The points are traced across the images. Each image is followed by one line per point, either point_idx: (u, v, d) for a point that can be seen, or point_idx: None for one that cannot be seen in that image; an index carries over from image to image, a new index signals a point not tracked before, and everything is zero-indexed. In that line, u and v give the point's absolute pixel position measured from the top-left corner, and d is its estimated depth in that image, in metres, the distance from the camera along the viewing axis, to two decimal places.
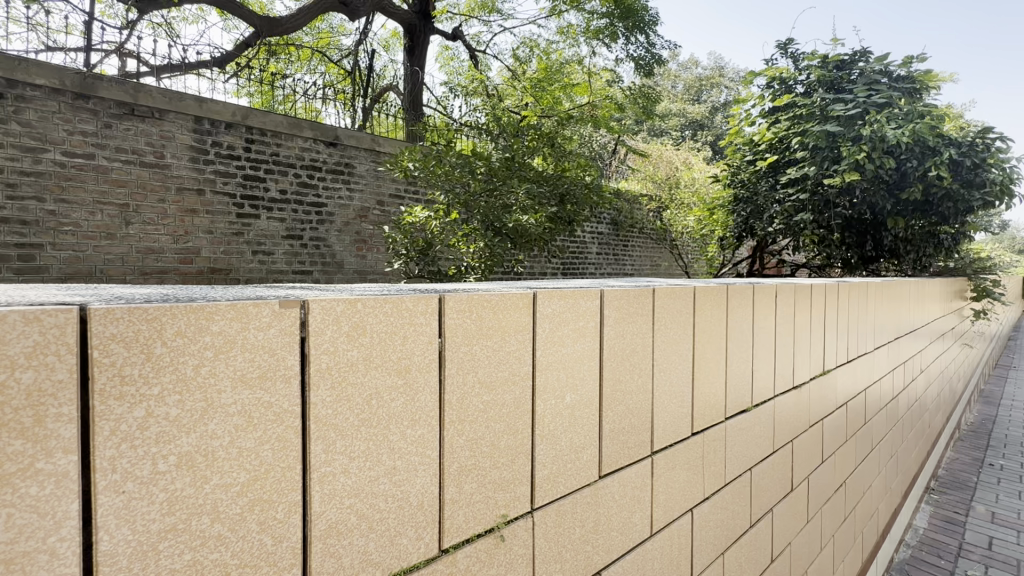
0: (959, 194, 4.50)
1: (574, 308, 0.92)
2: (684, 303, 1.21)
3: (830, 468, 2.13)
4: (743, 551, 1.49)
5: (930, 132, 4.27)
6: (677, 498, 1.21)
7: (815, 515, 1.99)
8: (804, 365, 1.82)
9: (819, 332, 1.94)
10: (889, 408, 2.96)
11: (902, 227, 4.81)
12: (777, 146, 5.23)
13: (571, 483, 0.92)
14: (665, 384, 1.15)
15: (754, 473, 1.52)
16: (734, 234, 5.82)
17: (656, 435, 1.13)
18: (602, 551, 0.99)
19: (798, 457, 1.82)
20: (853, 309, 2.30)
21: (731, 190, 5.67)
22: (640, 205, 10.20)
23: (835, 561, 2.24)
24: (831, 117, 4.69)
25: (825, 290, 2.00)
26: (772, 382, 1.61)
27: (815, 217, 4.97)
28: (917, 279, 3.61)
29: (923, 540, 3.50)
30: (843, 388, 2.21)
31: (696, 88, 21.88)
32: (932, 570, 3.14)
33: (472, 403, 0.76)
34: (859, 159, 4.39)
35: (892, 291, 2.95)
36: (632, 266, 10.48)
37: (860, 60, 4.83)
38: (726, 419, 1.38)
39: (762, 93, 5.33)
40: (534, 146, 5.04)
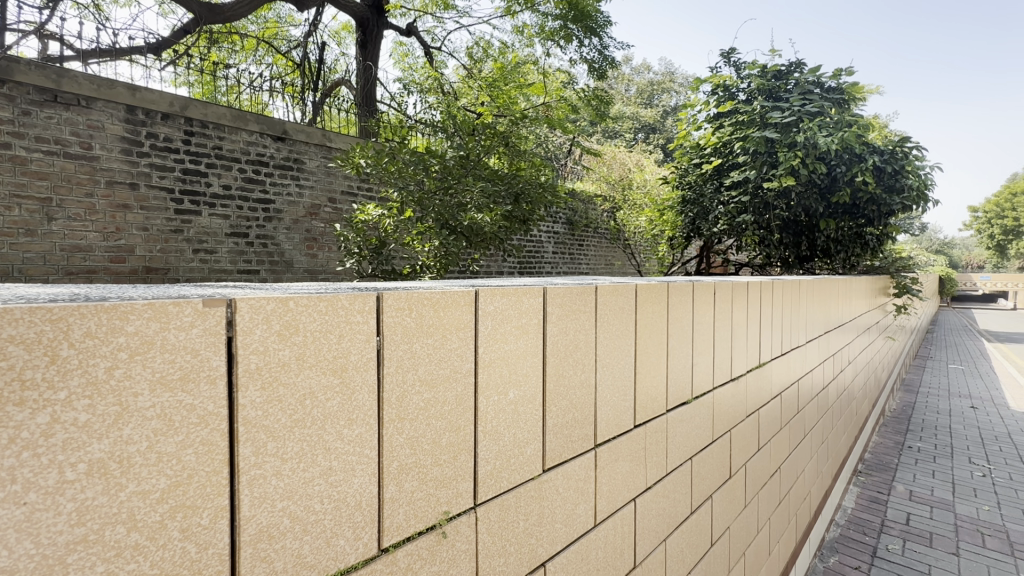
0: (881, 198, 4.88)
1: (517, 306, 0.94)
2: (626, 300, 1.25)
3: (766, 455, 2.26)
4: (684, 538, 1.56)
5: (857, 140, 4.60)
6: (620, 487, 1.25)
7: (753, 499, 2.11)
8: (741, 358, 1.93)
9: (756, 327, 2.06)
10: (821, 398, 3.17)
11: (833, 228, 5.15)
12: (722, 150, 5.49)
13: (514, 478, 0.94)
14: (608, 379, 1.19)
15: (695, 463, 1.60)
16: (683, 234, 6.06)
17: (599, 429, 1.16)
18: (546, 542, 1.01)
19: (736, 446, 1.92)
20: (786, 306, 2.45)
21: (679, 192, 5.91)
22: (595, 204, 10.49)
23: (772, 543, 2.38)
24: (770, 124, 4.98)
25: (760, 287, 2.12)
26: (711, 374, 1.69)
27: (756, 218, 5.26)
28: (846, 277, 3.89)
29: (852, 519, 3.77)
30: (778, 379, 2.35)
31: (648, 92, 22.61)
32: (859, 547, 3.39)
33: (412, 400, 0.76)
34: (793, 165, 4.69)
35: (823, 288, 3.16)
36: (588, 265, 10.74)
37: (796, 71, 5.14)
38: (667, 411, 1.44)
39: (707, 99, 5.57)
40: (489, 144, 5.05)
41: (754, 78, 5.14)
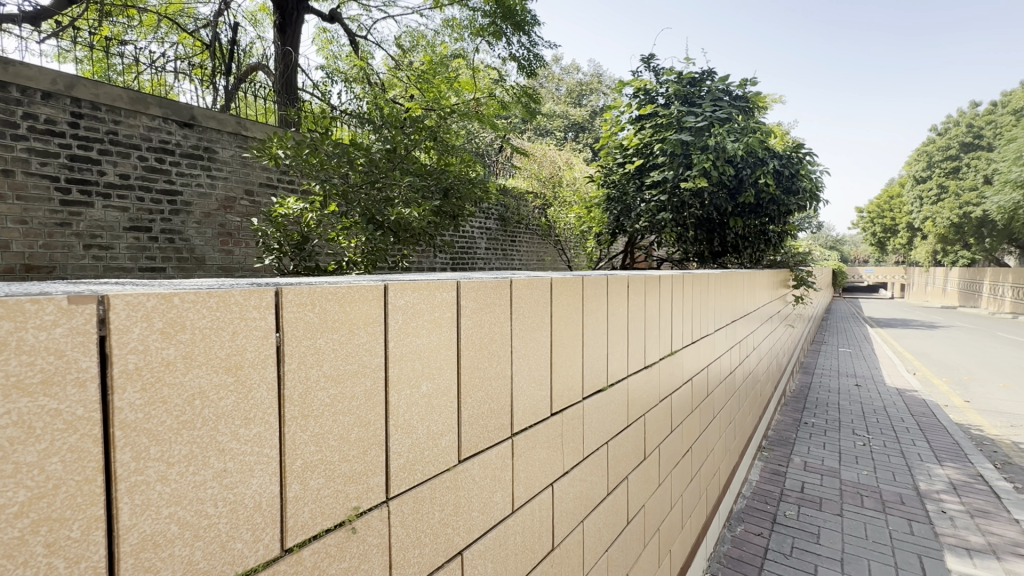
0: (780, 198, 5.40)
1: (429, 299, 0.95)
2: (541, 293, 1.30)
3: (679, 436, 2.43)
4: (601, 518, 1.65)
5: (759, 145, 5.05)
6: (538, 473, 1.30)
7: (666, 478, 2.26)
8: (653, 347, 2.06)
9: (668, 317, 2.22)
10: (728, 382, 3.45)
11: (741, 225, 5.59)
12: (643, 152, 5.78)
13: (429, 470, 0.95)
14: (525, 369, 1.24)
15: (611, 447, 1.69)
16: (609, 230, 6.33)
17: (516, 419, 1.20)
18: (462, 532, 1.03)
19: (650, 429, 2.05)
20: (696, 298, 2.65)
21: (605, 190, 6.17)
22: (526, 201, 10.69)
23: (684, 517, 2.57)
24: (685, 127, 5.33)
25: (672, 280, 2.27)
26: (625, 363, 1.80)
27: (674, 215, 5.58)
28: (750, 271, 4.26)
29: (756, 491, 4.15)
30: (688, 365, 2.53)
31: (577, 92, 23.31)
32: (761, 515, 3.74)
33: (317, 397, 0.75)
34: (705, 167, 5.05)
35: (729, 281, 3.44)
36: (520, 260, 10.98)
37: (708, 79, 5.51)
38: (583, 400, 1.51)
39: (630, 101, 5.84)
40: (418, 139, 5.00)
41: (671, 83, 5.47)
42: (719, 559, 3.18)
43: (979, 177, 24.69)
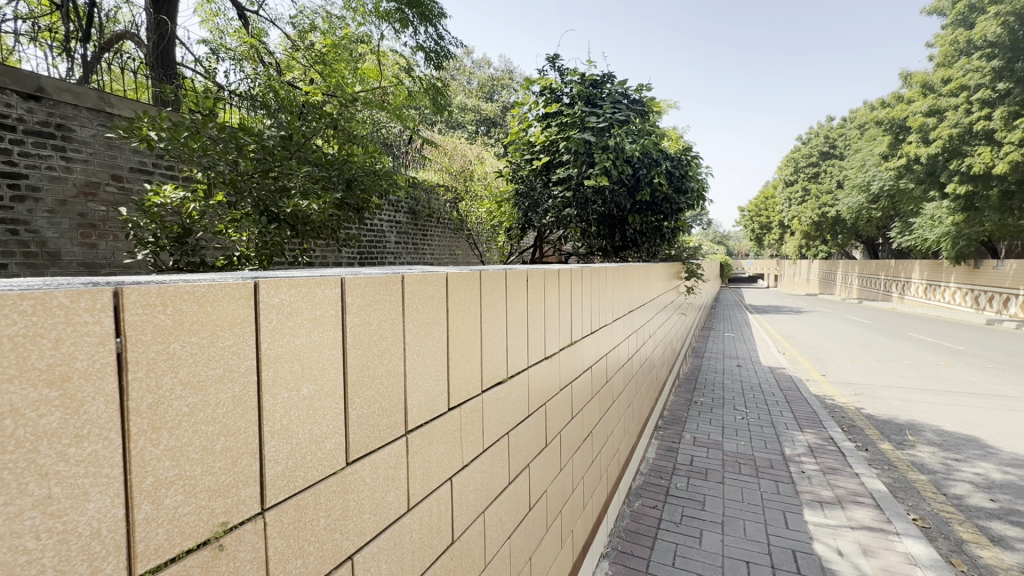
0: (672, 197, 5.87)
1: (308, 297, 0.90)
2: (435, 288, 1.29)
3: (580, 422, 2.57)
4: (503, 506, 1.69)
5: (653, 147, 5.42)
6: (435, 469, 1.30)
7: (567, 462, 2.37)
8: (554, 338, 2.15)
9: (567, 310, 2.33)
10: (626, 368, 3.70)
11: (639, 222, 5.96)
12: (549, 149, 5.96)
13: (311, 475, 0.91)
14: (420, 365, 1.23)
15: (512, 437, 1.74)
16: (518, 225, 6.49)
17: (410, 416, 1.19)
18: (352, 535, 1.01)
19: (551, 417, 2.14)
20: (594, 291, 2.81)
21: (514, 185, 6.31)
22: (437, 194, 10.57)
23: (586, 498, 2.71)
24: (588, 127, 5.57)
25: (570, 274, 2.38)
26: (525, 354, 1.85)
27: (578, 212, 5.81)
28: (645, 265, 4.58)
29: (652, 467, 4.50)
30: (588, 355, 2.68)
31: (488, 87, 23.50)
32: (657, 489, 4.06)
33: (172, 408, 0.68)
34: (606, 166, 5.30)
35: (626, 274, 3.68)
36: (432, 255, 10.89)
37: (608, 83, 5.79)
38: (482, 392, 1.54)
39: (536, 99, 6.00)
40: (316, 126, 4.73)
41: (575, 84, 5.69)
42: (619, 533, 3.40)
43: (834, 182, 28.64)
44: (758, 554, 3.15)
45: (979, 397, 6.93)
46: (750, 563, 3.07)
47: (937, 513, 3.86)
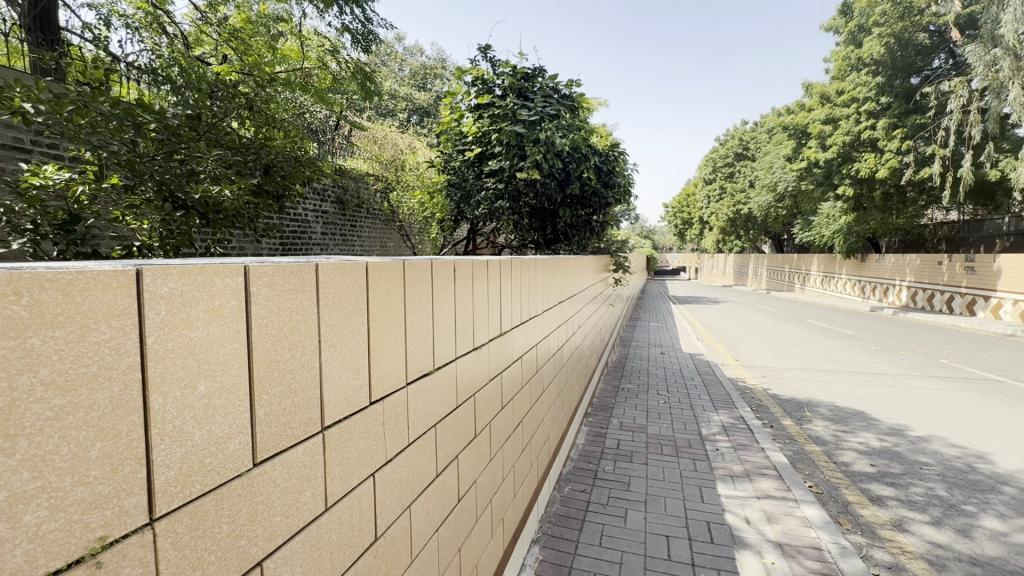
0: (600, 191, 6.06)
1: (205, 286, 0.83)
2: (354, 279, 1.24)
3: (509, 412, 2.59)
4: (430, 499, 1.67)
5: (582, 142, 5.55)
6: (355, 465, 1.25)
7: (497, 453, 2.39)
8: (482, 330, 2.15)
9: (496, 301, 2.34)
10: (556, 357, 3.80)
11: (569, 215, 6.08)
12: (481, 140, 5.92)
13: (212, 479, 0.84)
14: (337, 359, 1.17)
15: (439, 429, 1.73)
16: (451, 217, 6.45)
17: (327, 412, 1.13)
18: (262, 540, 0.94)
19: (480, 408, 2.15)
20: (524, 282, 2.85)
21: (446, 176, 6.25)
22: (367, 183, 10.19)
23: (516, 486, 2.75)
24: (519, 120, 5.59)
25: (499, 266, 2.39)
26: (452, 345, 1.83)
27: (510, 204, 5.82)
28: (575, 257, 4.71)
29: (581, 452, 4.66)
30: (518, 345, 2.71)
31: (421, 76, 22.99)
32: (585, 473, 4.21)
33: (31, 412, 0.59)
34: (537, 159, 5.36)
35: (556, 266, 3.77)
36: (361, 247, 10.52)
37: (539, 76, 5.85)
38: (407, 384, 1.50)
39: (468, 89, 5.96)
40: (228, 107, 4.40)
41: (506, 76, 5.70)
42: (549, 518, 3.49)
43: (746, 181, 30.96)
44: (677, 528, 3.36)
45: (865, 376, 7.82)
46: (671, 537, 3.27)
47: (829, 480, 4.32)
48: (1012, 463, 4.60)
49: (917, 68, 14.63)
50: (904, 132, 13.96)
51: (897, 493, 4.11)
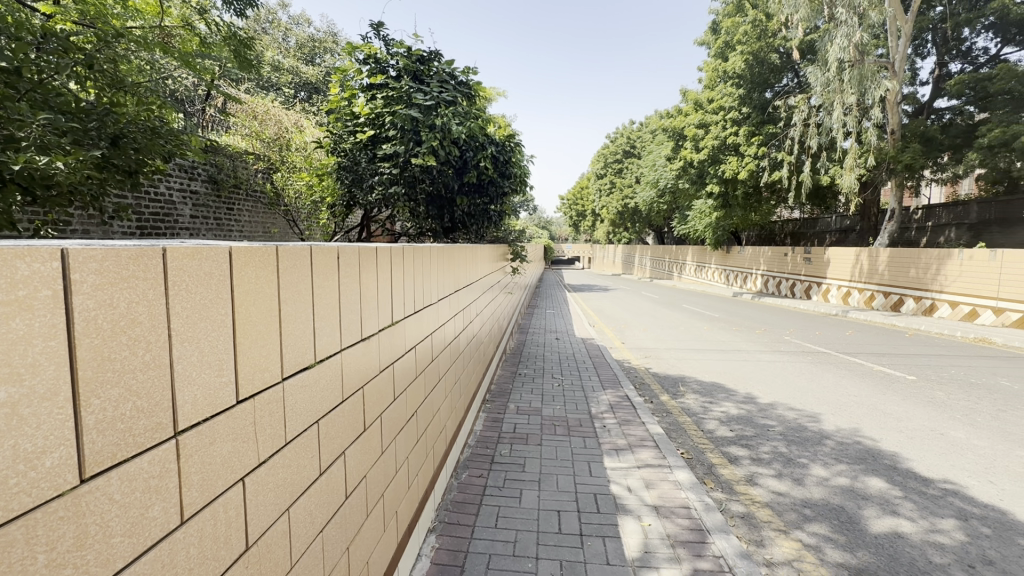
0: (497, 180, 6.15)
1: (7, 273, 0.69)
2: (215, 265, 1.11)
3: (402, 404, 2.54)
4: (312, 500, 1.58)
5: (479, 131, 5.54)
6: (218, 471, 1.13)
7: (389, 446, 2.33)
8: (371, 320, 2.07)
9: (387, 289, 2.28)
10: (452, 346, 3.80)
11: (466, 204, 6.05)
12: (375, 122, 5.66)
13: (21, 502, 0.71)
14: (194, 355, 1.05)
15: (323, 425, 1.64)
16: (342, 202, 6.12)
17: (182, 414, 1.01)
18: (94, 566, 0.82)
19: (369, 402, 2.07)
20: (417, 271, 2.80)
21: (336, 157, 5.89)
22: (245, 162, 9.24)
23: (410, 478, 2.71)
24: (414, 104, 5.43)
25: (390, 254, 2.32)
26: (338, 335, 1.74)
27: (405, 190, 5.66)
28: (471, 246, 4.73)
29: (479, 438, 4.72)
30: (410, 335, 2.66)
31: (309, 49, 21.34)
32: (482, 459, 4.27)
33: None
34: (433, 145, 5.24)
35: (451, 254, 3.75)
36: (240, 232, 9.55)
37: (435, 61, 5.72)
38: (284, 379, 1.39)
39: (360, 67, 5.66)
40: (62, 61, 3.69)
41: (401, 57, 5.51)
42: (446, 506, 3.50)
43: (632, 178, 33.32)
44: (568, 503, 3.56)
45: (727, 352, 8.93)
46: (562, 511, 3.46)
47: (696, 446, 4.87)
48: (834, 421, 5.55)
49: (770, 84, 16.78)
50: (760, 139, 15.96)
51: (750, 452, 4.75)
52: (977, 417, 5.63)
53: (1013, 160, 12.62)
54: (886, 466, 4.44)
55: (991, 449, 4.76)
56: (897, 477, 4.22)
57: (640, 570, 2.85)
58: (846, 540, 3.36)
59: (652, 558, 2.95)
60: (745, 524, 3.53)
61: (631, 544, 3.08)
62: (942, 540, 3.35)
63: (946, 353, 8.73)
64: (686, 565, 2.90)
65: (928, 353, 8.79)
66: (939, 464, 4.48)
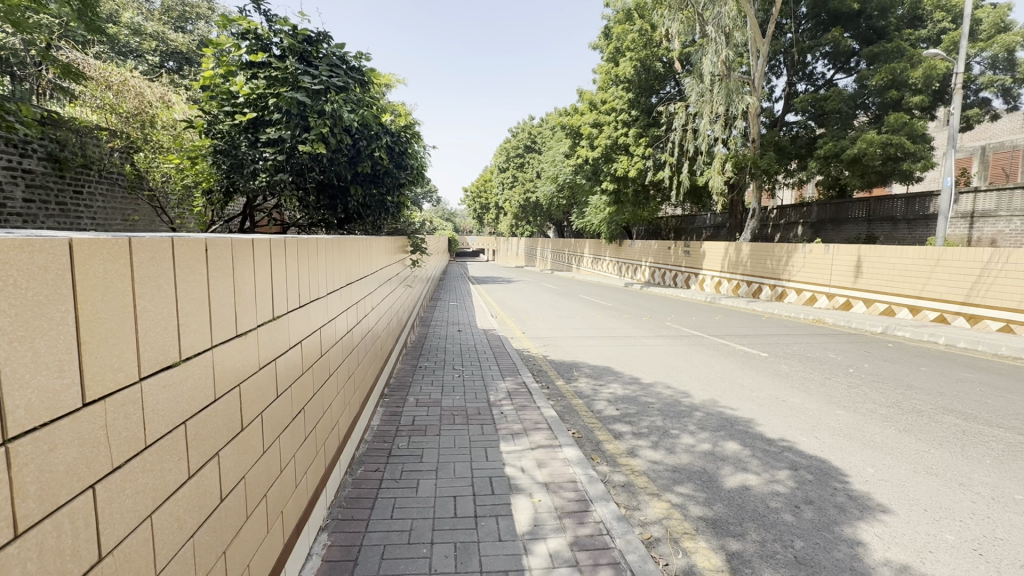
0: (392, 171, 6.02)
1: None
2: (52, 259, 1.03)
3: (286, 402, 2.45)
4: (180, 504, 1.50)
5: (373, 120, 5.37)
6: (61, 479, 1.06)
7: (272, 446, 2.24)
8: (247, 315, 1.98)
9: (266, 282, 2.19)
10: (344, 340, 3.71)
11: (361, 194, 5.85)
12: (256, 104, 5.25)
13: None
14: (27, 356, 0.97)
15: (190, 426, 1.56)
16: (220, 188, 5.61)
17: (15, 419, 0.94)
18: None
19: (247, 400, 1.99)
20: (302, 263, 2.70)
21: (210, 139, 5.37)
22: (96, 139, 8.05)
23: (297, 477, 2.63)
24: (301, 87, 5.11)
25: (269, 245, 2.23)
26: (208, 331, 1.66)
27: (292, 178, 5.33)
28: (366, 238, 4.61)
29: (376, 433, 4.66)
30: (295, 330, 2.58)
31: (178, 14, 19.02)
32: (379, 453, 4.23)
33: None
34: (323, 133, 4.98)
35: (342, 246, 3.65)
36: (91, 219, 8.30)
37: (324, 43, 5.44)
38: (141, 379, 1.31)
39: (238, 42, 5.21)
40: None
41: (285, 36, 5.17)
42: (339, 503, 3.44)
43: (534, 173, 34.33)
44: (463, 488, 3.68)
45: (618, 339, 9.66)
46: (457, 496, 3.57)
47: (586, 426, 5.26)
48: (702, 395, 6.29)
49: (655, 90, 18.18)
50: (646, 141, 17.30)
51: (632, 428, 5.25)
52: (810, 385, 6.70)
53: (842, 170, 15.05)
54: (740, 431, 5.16)
55: (819, 411, 5.73)
56: (748, 439, 4.94)
57: (529, 542, 3.05)
58: (706, 497, 3.87)
59: (540, 530, 3.17)
60: (624, 492, 3.93)
61: (521, 520, 3.29)
62: (778, 488, 3.99)
63: (790, 332, 10.27)
64: (570, 533, 3.16)
65: (778, 333, 10.27)
66: (780, 426, 5.30)
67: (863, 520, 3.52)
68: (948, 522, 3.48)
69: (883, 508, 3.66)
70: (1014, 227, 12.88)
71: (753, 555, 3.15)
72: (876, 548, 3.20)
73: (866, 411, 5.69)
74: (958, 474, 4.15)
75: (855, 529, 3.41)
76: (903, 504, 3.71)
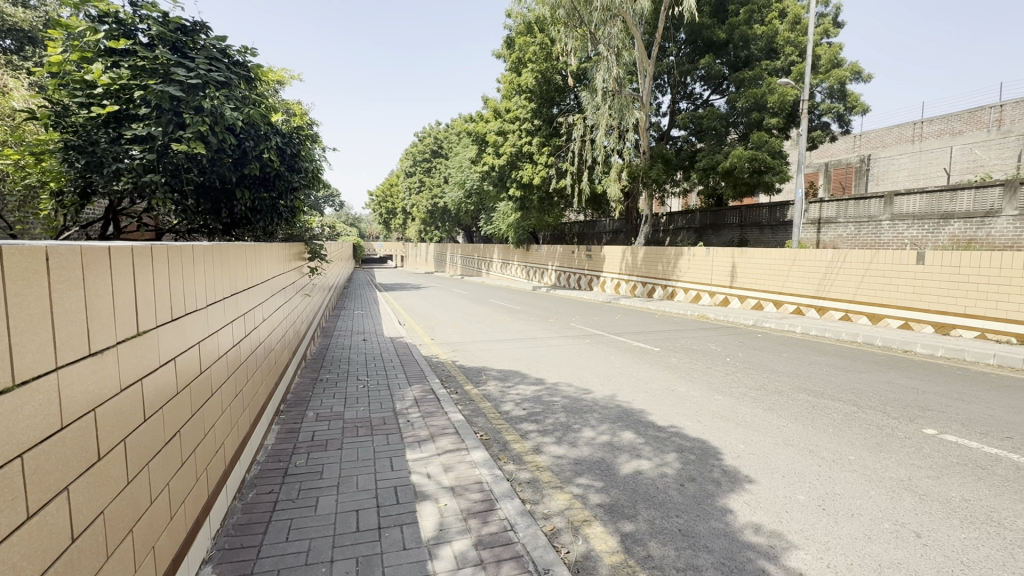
0: (284, 174, 5.69)
1: None
2: None
3: (157, 425, 2.23)
4: (16, 549, 1.33)
5: (260, 120, 5.04)
6: None
7: (137, 476, 2.02)
8: (104, 331, 1.79)
9: (126, 294, 1.97)
10: (229, 355, 3.42)
11: (248, 197, 5.46)
12: (119, 96, 4.68)
13: None
14: None
15: (29, 459, 1.38)
16: (73, 189, 4.89)
17: None
18: None
19: (105, 425, 1.79)
20: (174, 272, 2.47)
21: (58, 133, 4.66)
22: None
23: (173, 506, 2.40)
24: (174, 80, 4.66)
25: (132, 253, 2.03)
26: (52, 348, 1.49)
27: (166, 179, 4.82)
28: (254, 245, 4.30)
29: (270, 453, 4.35)
30: (167, 347, 2.35)
31: None
32: (273, 474, 3.96)
33: None
34: (201, 131, 4.57)
35: (224, 253, 3.38)
36: None
37: (200, 34, 5.00)
38: None
39: (94, 25, 4.62)
40: None
41: (153, 23, 4.67)
42: (226, 531, 3.18)
43: (441, 178, 34.19)
44: (366, 501, 3.58)
45: (526, 341, 9.93)
46: (359, 510, 3.46)
47: (493, 428, 5.35)
48: (601, 390, 6.68)
49: (556, 101, 18.72)
50: (548, 150, 18.06)
51: (537, 426, 5.44)
52: (695, 375, 7.42)
53: (718, 180, 16.86)
54: (635, 421, 5.57)
55: (701, 397, 6.36)
56: (641, 428, 5.35)
57: (434, 547, 3.06)
58: (603, 485, 4.14)
59: (445, 534, 3.19)
60: (529, 488, 4.07)
61: (426, 525, 3.29)
62: (666, 470, 4.38)
63: (678, 327, 11.29)
64: (475, 534, 3.22)
65: (668, 328, 11.24)
66: (669, 413, 5.82)
67: (734, 491, 3.99)
68: (800, 484, 4.06)
69: (750, 478, 4.18)
70: (850, 232, 15.26)
71: (644, 534, 3.42)
72: (742, 514, 3.64)
73: (739, 395, 6.42)
74: (808, 443, 4.85)
75: (727, 500, 3.85)
76: (766, 473, 4.26)
